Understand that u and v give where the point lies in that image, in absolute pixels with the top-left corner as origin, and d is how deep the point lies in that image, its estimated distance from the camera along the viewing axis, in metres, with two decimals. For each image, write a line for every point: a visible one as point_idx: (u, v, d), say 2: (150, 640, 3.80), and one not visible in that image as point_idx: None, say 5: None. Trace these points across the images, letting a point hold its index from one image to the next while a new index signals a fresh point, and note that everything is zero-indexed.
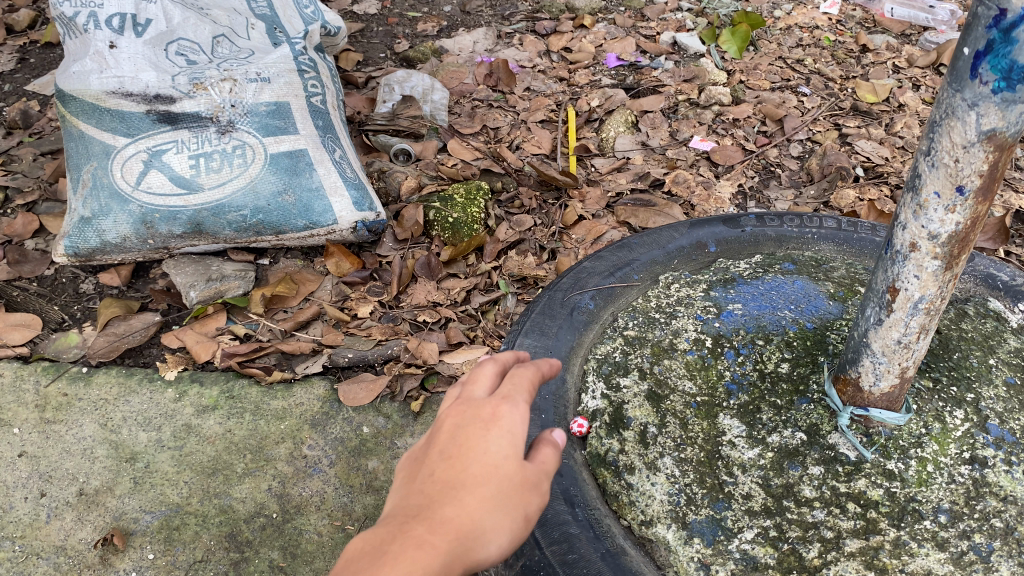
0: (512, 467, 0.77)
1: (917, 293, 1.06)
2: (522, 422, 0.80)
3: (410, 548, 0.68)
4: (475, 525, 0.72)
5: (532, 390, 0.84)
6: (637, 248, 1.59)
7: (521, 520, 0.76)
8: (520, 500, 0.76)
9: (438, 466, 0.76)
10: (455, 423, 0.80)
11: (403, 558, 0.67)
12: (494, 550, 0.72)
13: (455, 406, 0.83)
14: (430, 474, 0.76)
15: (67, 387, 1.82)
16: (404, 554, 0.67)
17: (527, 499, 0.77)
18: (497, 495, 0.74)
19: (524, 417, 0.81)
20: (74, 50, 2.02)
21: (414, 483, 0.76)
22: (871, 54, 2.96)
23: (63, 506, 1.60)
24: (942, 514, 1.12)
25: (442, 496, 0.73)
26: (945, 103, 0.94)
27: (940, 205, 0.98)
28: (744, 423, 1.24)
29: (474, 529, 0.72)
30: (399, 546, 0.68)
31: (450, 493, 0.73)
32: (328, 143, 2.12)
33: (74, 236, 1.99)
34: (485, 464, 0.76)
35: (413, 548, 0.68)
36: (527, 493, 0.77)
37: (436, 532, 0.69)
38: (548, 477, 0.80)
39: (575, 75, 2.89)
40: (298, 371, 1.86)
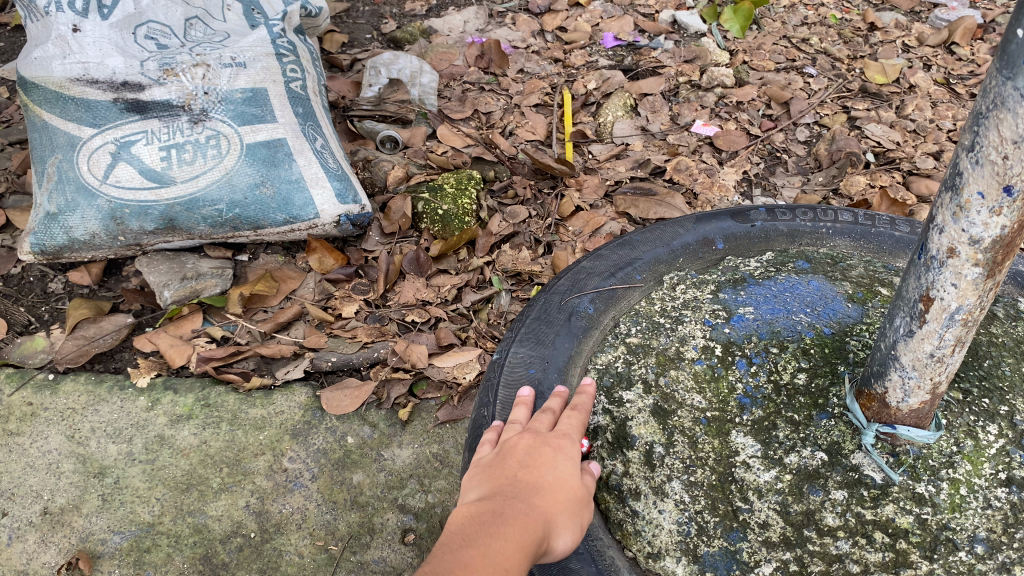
0: (577, 481, 0.99)
1: (954, 304, 0.95)
2: (577, 452, 1.03)
3: (517, 517, 0.88)
4: (557, 512, 0.93)
5: (581, 429, 1.08)
6: (641, 245, 1.48)
7: (580, 524, 0.96)
8: (582, 506, 0.97)
9: (520, 470, 0.97)
10: (527, 444, 1.01)
11: (512, 522, 0.87)
12: (563, 540, 0.92)
13: (525, 432, 1.05)
14: (515, 477, 0.96)
15: (32, 396, 1.71)
16: (513, 520, 0.87)
17: (584, 508, 0.98)
18: (567, 497, 0.95)
19: (578, 451, 1.04)
20: (36, 34, 1.89)
21: (499, 479, 0.96)
22: (879, 33, 2.84)
23: (26, 526, 1.49)
24: (978, 544, 1.02)
25: (530, 489, 0.93)
26: (993, 93, 0.82)
27: (984, 207, 0.87)
28: (759, 442, 1.13)
29: (556, 517, 0.92)
30: (507, 516, 0.88)
31: (536, 488, 0.94)
32: (309, 132, 2.00)
33: (39, 233, 1.87)
34: (558, 477, 0.96)
35: (515, 520, 0.87)
36: (584, 505, 0.98)
37: (531, 515, 0.89)
38: (591, 499, 1.02)
39: (570, 56, 2.76)
40: (279, 377, 1.75)
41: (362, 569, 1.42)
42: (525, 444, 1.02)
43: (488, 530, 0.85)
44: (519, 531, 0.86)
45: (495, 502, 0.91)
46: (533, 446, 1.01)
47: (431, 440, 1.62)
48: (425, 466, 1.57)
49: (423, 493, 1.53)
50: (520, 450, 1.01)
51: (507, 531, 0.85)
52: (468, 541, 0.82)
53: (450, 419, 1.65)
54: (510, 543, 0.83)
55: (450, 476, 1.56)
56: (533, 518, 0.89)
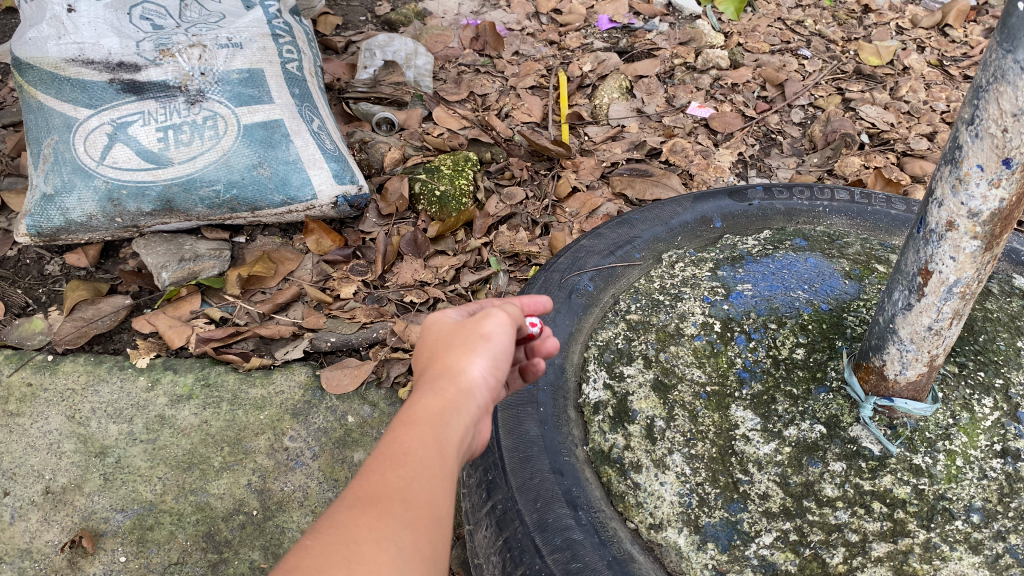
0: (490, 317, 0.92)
1: (953, 276, 0.96)
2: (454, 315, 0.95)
3: (416, 412, 0.79)
4: (459, 355, 0.87)
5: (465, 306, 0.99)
6: (638, 225, 1.49)
7: (495, 355, 0.89)
8: (494, 333, 0.90)
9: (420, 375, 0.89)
10: (420, 352, 0.93)
11: (413, 423, 0.78)
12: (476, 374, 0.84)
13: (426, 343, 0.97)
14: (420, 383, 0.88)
15: (31, 377, 1.72)
16: (418, 418, 0.79)
17: (496, 331, 0.91)
18: (465, 339, 0.89)
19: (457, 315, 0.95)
20: (30, 15, 1.88)
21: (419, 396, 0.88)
22: (873, 15, 2.85)
23: (28, 505, 1.49)
24: (974, 513, 1.03)
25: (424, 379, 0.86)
26: (993, 66, 0.83)
27: (983, 179, 0.88)
28: (758, 416, 1.15)
29: (454, 366, 0.86)
30: (409, 417, 0.79)
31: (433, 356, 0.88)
32: (306, 113, 2.00)
33: (36, 215, 1.86)
34: (443, 349, 0.88)
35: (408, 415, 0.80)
36: (502, 329, 0.91)
37: (422, 397, 0.82)
38: (510, 327, 0.93)
39: (565, 38, 2.76)
40: (279, 357, 1.76)
41: None
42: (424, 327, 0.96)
43: (385, 450, 0.75)
44: (422, 435, 0.77)
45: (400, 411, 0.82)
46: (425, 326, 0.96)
47: None
48: None
49: None
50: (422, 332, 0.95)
51: (409, 436, 0.76)
52: (369, 474, 0.73)
53: None
54: (421, 449, 0.75)
55: None
56: (429, 389, 0.83)
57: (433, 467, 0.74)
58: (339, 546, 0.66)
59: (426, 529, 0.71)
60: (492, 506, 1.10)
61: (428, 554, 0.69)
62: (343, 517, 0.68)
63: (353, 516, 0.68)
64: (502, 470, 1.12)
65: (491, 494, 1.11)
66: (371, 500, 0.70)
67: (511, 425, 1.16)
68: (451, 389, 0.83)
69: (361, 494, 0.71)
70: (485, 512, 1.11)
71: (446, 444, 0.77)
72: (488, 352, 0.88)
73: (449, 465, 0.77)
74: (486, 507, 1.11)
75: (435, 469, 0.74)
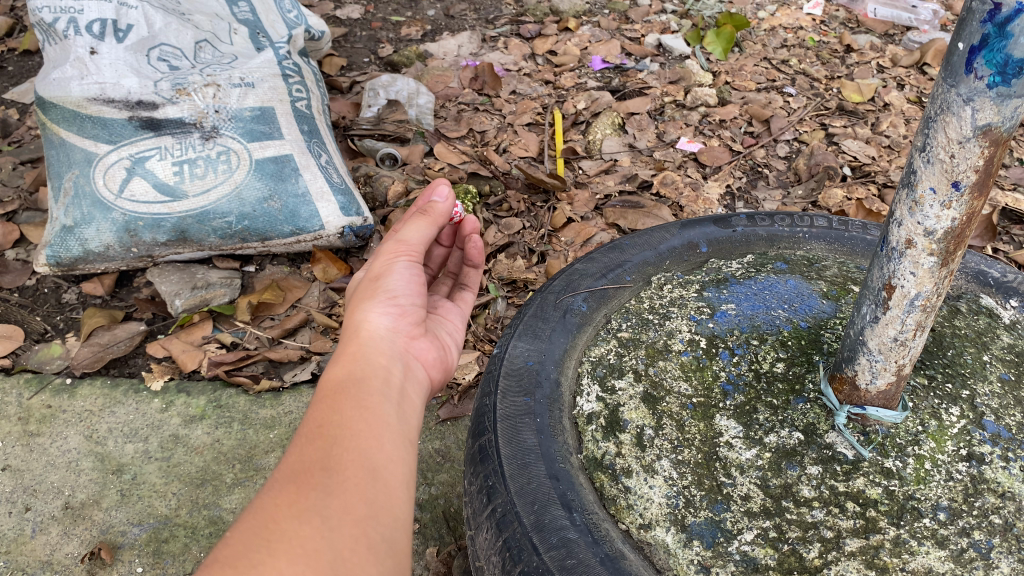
0: (382, 262, 1.14)
1: (914, 290, 1.05)
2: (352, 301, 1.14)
3: (329, 380, 0.96)
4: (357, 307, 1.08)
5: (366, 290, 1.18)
6: (629, 249, 1.58)
7: (395, 291, 1.11)
8: (388, 273, 1.13)
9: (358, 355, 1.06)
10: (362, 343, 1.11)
11: (326, 396, 0.93)
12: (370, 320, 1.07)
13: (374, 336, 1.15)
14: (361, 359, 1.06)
15: (50, 399, 1.79)
16: (331, 389, 0.94)
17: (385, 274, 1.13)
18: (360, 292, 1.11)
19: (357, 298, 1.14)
20: (54, 57, 1.98)
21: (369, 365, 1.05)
22: (855, 55, 2.97)
23: (49, 520, 1.57)
24: (941, 511, 1.11)
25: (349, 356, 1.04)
26: (939, 99, 0.93)
27: (936, 201, 0.97)
28: (741, 424, 1.23)
29: (358, 320, 1.07)
30: (324, 390, 0.94)
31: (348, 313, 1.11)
32: (314, 148, 2.10)
33: (56, 245, 1.95)
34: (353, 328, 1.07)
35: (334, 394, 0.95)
36: (397, 266, 1.14)
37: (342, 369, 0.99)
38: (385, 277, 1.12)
39: (560, 78, 2.88)
40: (287, 379, 1.84)
41: None
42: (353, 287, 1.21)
43: (303, 434, 0.88)
44: (337, 408, 0.90)
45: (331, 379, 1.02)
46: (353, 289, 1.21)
47: (433, 436, 1.71)
48: (428, 460, 1.66)
49: (426, 486, 1.62)
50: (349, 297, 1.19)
51: (323, 408, 0.91)
52: (291, 457, 0.85)
53: (451, 416, 1.75)
54: (336, 418, 0.89)
55: (452, 469, 1.64)
56: (343, 344, 1.04)
57: (352, 419, 0.89)
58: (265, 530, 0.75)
59: (353, 494, 0.82)
60: (492, 509, 1.16)
61: (359, 515, 0.80)
62: (268, 504, 0.78)
63: (275, 499, 0.79)
64: (500, 476, 1.18)
65: (491, 499, 1.17)
66: (293, 479, 0.81)
67: (510, 434, 1.24)
68: (356, 343, 1.03)
69: (285, 477, 0.82)
70: (486, 516, 1.17)
71: (362, 398, 0.93)
72: (383, 292, 1.10)
73: (374, 413, 0.92)
74: (486, 510, 1.17)
75: (355, 421, 0.89)
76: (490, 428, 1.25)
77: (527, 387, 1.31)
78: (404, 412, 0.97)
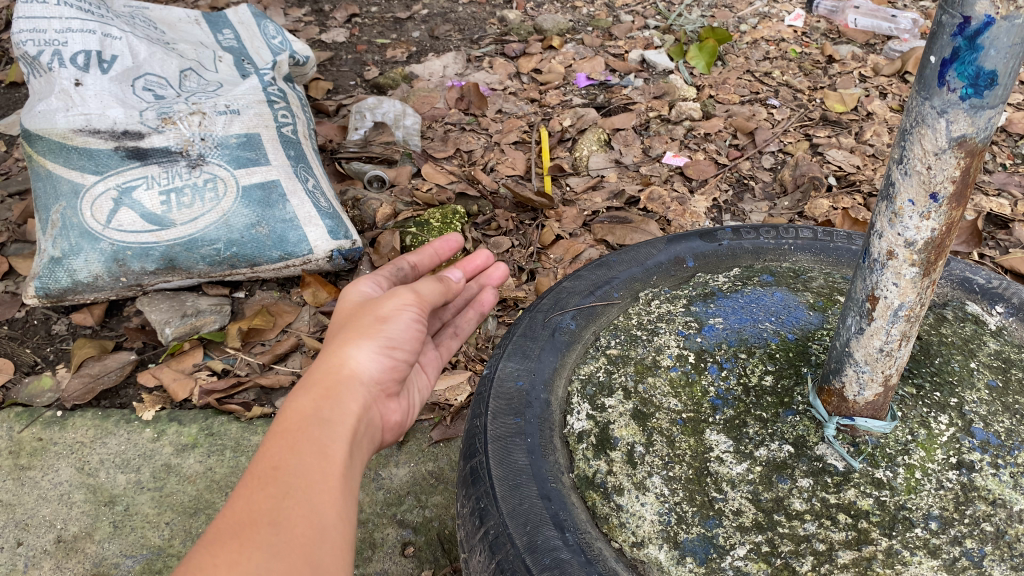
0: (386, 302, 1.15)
1: (897, 301, 1.05)
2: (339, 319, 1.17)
3: (289, 417, 0.97)
4: (351, 338, 1.10)
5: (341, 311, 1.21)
6: (616, 266, 1.58)
7: (392, 340, 1.13)
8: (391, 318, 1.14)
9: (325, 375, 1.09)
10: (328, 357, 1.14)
11: (283, 434, 0.95)
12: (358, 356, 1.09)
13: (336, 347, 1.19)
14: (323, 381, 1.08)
15: (41, 432, 1.79)
16: (291, 427, 0.96)
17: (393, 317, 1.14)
18: (359, 322, 1.12)
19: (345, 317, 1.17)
20: (39, 89, 1.98)
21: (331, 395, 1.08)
22: (837, 65, 3.00)
23: (41, 554, 1.56)
24: (932, 521, 1.11)
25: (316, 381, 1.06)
26: (914, 111, 0.93)
27: (915, 212, 0.97)
28: (731, 439, 1.24)
29: (340, 350, 1.09)
30: (282, 427, 0.96)
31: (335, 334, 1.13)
32: (301, 173, 2.11)
33: (44, 277, 1.95)
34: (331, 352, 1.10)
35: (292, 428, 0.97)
36: (403, 311, 1.15)
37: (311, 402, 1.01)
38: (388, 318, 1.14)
39: (546, 96, 2.90)
40: (279, 406, 1.84)
41: None
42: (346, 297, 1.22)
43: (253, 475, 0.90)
44: (296, 453, 0.93)
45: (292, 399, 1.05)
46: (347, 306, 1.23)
47: (426, 459, 1.71)
48: (422, 483, 1.66)
49: (420, 509, 1.61)
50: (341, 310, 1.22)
51: (279, 449, 0.93)
52: (238, 501, 0.88)
53: (443, 438, 1.74)
54: (290, 463, 0.91)
55: (446, 491, 1.64)
56: (315, 369, 1.06)
57: (306, 468, 0.92)
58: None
59: (298, 555, 0.84)
60: (485, 531, 1.15)
61: None
62: (204, 552, 0.82)
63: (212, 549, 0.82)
64: (492, 497, 1.18)
65: (484, 521, 1.16)
66: (236, 530, 0.84)
67: (501, 455, 1.23)
68: (331, 377, 1.05)
69: (232, 526, 0.85)
70: (479, 538, 1.16)
71: (318, 443, 0.95)
72: (384, 335, 1.12)
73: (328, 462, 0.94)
74: (479, 533, 1.16)
75: (309, 472, 0.91)
76: (482, 449, 1.25)
77: (517, 407, 1.31)
78: (352, 462, 1.00)
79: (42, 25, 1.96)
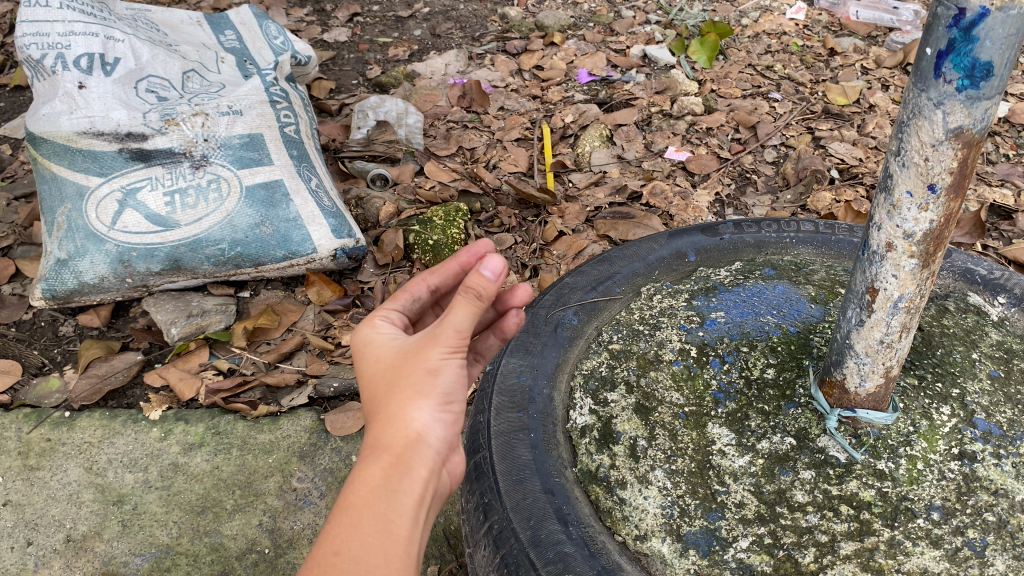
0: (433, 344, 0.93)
1: (896, 292, 1.05)
2: (371, 363, 0.97)
3: (355, 491, 0.84)
4: (405, 399, 0.90)
5: (369, 359, 0.98)
6: (619, 261, 1.59)
7: (452, 391, 0.92)
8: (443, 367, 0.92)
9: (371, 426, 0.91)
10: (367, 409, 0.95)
11: (348, 514, 0.82)
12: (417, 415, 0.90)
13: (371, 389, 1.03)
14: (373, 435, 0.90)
15: (49, 433, 1.80)
16: (355, 502, 0.83)
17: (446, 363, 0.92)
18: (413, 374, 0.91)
19: (378, 360, 0.96)
20: (42, 92, 1.99)
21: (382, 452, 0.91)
22: (839, 57, 3.00)
23: (51, 553, 1.57)
24: (935, 511, 1.11)
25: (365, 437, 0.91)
26: (911, 103, 0.94)
27: (913, 204, 0.97)
28: (733, 432, 1.24)
29: (401, 411, 0.89)
30: (346, 506, 0.83)
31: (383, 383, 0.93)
32: (304, 172, 2.12)
33: (51, 279, 1.96)
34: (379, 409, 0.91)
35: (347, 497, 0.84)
36: (453, 357, 0.92)
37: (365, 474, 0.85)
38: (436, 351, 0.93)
39: (548, 92, 2.90)
40: (284, 404, 1.85)
41: None
42: (372, 335, 1.00)
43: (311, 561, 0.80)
44: (351, 540, 0.80)
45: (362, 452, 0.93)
46: (364, 350, 0.99)
47: None
48: None
49: None
50: (370, 343, 0.99)
51: (338, 533, 0.81)
52: None
53: None
54: (349, 556, 0.79)
55: None
56: (378, 433, 0.89)
57: (369, 562, 0.79)
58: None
59: None
60: (489, 526, 1.16)
61: None
62: None
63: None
64: (496, 493, 1.19)
65: (488, 516, 1.17)
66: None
67: (505, 451, 1.24)
68: (399, 442, 0.88)
69: None
70: (483, 533, 1.17)
71: (385, 524, 0.82)
72: (438, 392, 0.91)
73: (392, 533, 0.82)
74: (483, 528, 1.17)
75: (373, 566, 0.79)
76: (485, 445, 1.26)
77: (520, 403, 1.32)
78: (427, 529, 0.88)
79: (45, 29, 1.98)
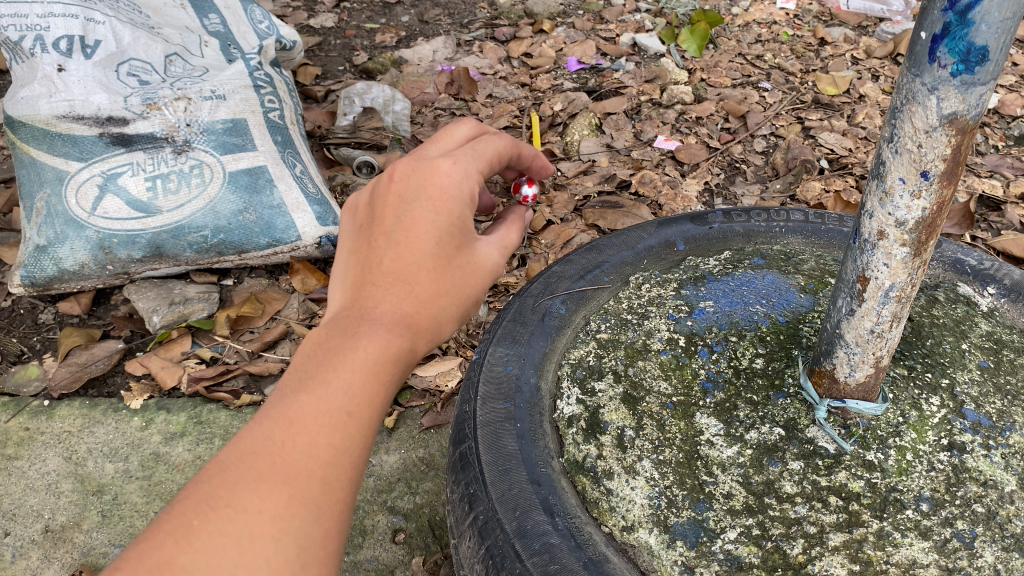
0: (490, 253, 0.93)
1: (888, 282, 1.04)
2: (431, 216, 0.86)
3: (374, 359, 0.81)
4: (451, 291, 0.87)
5: (430, 211, 0.86)
6: (607, 250, 1.57)
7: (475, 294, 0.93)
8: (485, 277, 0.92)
9: (398, 282, 0.84)
10: (388, 255, 0.85)
11: (364, 381, 0.80)
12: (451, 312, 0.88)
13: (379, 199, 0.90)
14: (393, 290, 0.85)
15: (28, 422, 1.78)
16: (369, 369, 0.80)
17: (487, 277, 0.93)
18: (464, 256, 0.89)
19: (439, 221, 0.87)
20: (21, 75, 1.95)
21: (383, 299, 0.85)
22: (829, 47, 2.98)
23: (29, 544, 1.54)
24: (923, 502, 1.10)
25: (386, 288, 0.84)
26: (905, 89, 0.92)
27: (906, 191, 0.96)
28: (721, 422, 1.23)
29: (443, 301, 0.87)
30: (362, 368, 0.80)
31: (439, 248, 0.86)
32: (288, 159, 2.10)
33: (30, 265, 1.92)
34: (421, 275, 0.85)
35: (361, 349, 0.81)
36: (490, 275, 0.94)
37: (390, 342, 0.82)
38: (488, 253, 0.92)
39: (536, 80, 2.87)
40: (268, 393, 1.83)
41: (356, 567, 1.50)
42: (451, 179, 0.88)
43: (320, 404, 0.78)
44: (363, 407, 0.80)
45: (361, 272, 0.86)
46: (435, 195, 0.87)
47: (416, 445, 1.72)
48: (412, 469, 1.67)
49: (411, 495, 1.61)
50: (446, 186, 0.87)
51: (349, 384, 0.79)
52: (293, 444, 0.76)
53: (434, 425, 1.75)
54: (353, 430, 0.78)
55: (436, 478, 1.64)
56: (414, 307, 0.84)
57: (365, 445, 0.79)
58: (218, 505, 0.73)
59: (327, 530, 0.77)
60: (474, 517, 1.14)
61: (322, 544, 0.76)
62: (228, 493, 0.74)
63: (252, 467, 0.75)
64: (481, 483, 1.16)
65: (473, 507, 1.15)
66: (283, 470, 0.75)
67: (491, 440, 1.22)
68: (426, 326, 0.85)
69: (270, 471, 0.75)
70: (468, 524, 1.15)
71: (384, 411, 0.82)
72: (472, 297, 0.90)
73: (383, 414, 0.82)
74: (468, 519, 1.15)
75: (367, 449, 0.80)
76: (471, 435, 1.23)
77: (507, 393, 1.30)
78: None
79: (23, 10, 1.91)
